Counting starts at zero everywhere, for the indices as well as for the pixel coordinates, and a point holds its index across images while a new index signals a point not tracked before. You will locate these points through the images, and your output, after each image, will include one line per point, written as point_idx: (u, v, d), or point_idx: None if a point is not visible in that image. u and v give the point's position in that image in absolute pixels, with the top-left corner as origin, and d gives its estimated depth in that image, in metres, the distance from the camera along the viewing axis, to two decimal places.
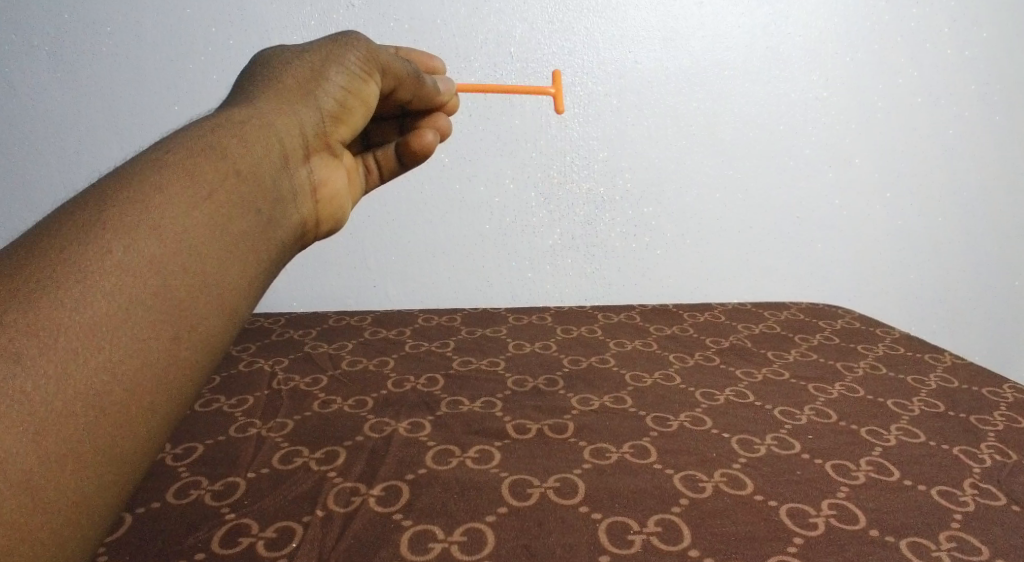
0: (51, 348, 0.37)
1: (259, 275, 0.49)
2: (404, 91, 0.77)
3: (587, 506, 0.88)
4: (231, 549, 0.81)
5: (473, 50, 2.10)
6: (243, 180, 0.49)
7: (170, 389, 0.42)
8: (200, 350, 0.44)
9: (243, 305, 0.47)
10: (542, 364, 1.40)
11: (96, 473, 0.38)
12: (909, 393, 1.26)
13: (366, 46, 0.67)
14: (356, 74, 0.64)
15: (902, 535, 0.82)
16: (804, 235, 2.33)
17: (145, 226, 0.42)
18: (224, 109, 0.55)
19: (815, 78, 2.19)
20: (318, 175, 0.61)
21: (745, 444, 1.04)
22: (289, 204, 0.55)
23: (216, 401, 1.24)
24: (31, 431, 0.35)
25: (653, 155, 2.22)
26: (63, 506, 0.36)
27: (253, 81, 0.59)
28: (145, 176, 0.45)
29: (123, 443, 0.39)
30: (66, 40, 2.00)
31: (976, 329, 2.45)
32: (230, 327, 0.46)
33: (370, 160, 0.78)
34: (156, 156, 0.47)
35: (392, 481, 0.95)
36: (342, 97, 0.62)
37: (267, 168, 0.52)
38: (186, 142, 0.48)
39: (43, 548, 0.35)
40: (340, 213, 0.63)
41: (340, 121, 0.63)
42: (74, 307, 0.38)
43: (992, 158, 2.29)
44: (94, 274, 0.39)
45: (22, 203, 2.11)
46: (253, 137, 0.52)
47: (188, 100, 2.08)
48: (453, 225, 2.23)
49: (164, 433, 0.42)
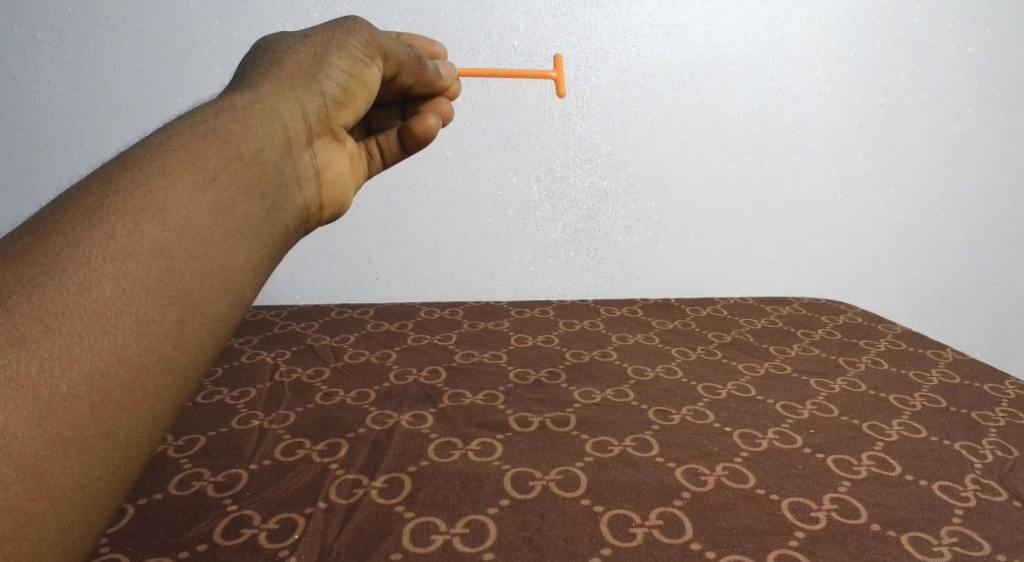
0: (55, 332, 0.37)
1: (262, 259, 0.49)
2: (405, 76, 0.76)
3: (590, 499, 0.88)
4: (232, 540, 0.81)
5: (477, 44, 2.09)
6: (246, 165, 0.49)
7: (176, 372, 0.41)
8: (205, 333, 0.43)
9: (248, 289, 0.47)
10: (544, 358, 1.40)
11: (103, 455, 0.38)
12: (911, 389, 1.26)
13: (367, 31, 0.67)
14: (357, 59, 0.64)
15: (904, 530, 0.83)
16: (805, 231, 2.32)
17: (147, 211, 0.42)
18: (225, 94, 0.54)
19: (818, 74, 2.19)
20: (321, 160, 0.61)
21: (747, 438, 1.05)
22: (292, 190, 0.54)
23: (218, 393, 1.24)
24: (34, 415, 0.35)
25: (656, 150, 2.22)
26: (68, 489, 0.36)
27: (255, 66, 0.58)
28: (148, 161, 0.45)
29: (128, 427, 0.39)
30: (68, 32, 2.00)
31: (977, 327, 2.45)
32: (234, 310, 0.46)
33: (372, 144, 0.79)
34: (159, 141, 0.47)
35: (395, 473, 0.95)
36: (344, 82, 0.62)
37: (270, 153, 0.52)
38: (188, 128, 0.48)
39: (50, 531, 0.35)
40: (343, 197, 0.63)
41: (342, 106, 0.63)
42: (77, 292, 0.38)
43: (993, 157, 2.28)
44: (98, 259, 0.39)
45: (23, 195, 2.11)
46: (256, 122, 0.51)
47: (190, 92, 2.08)
48: (454, 218, 2.23)
49: (171, 416, 0.42)
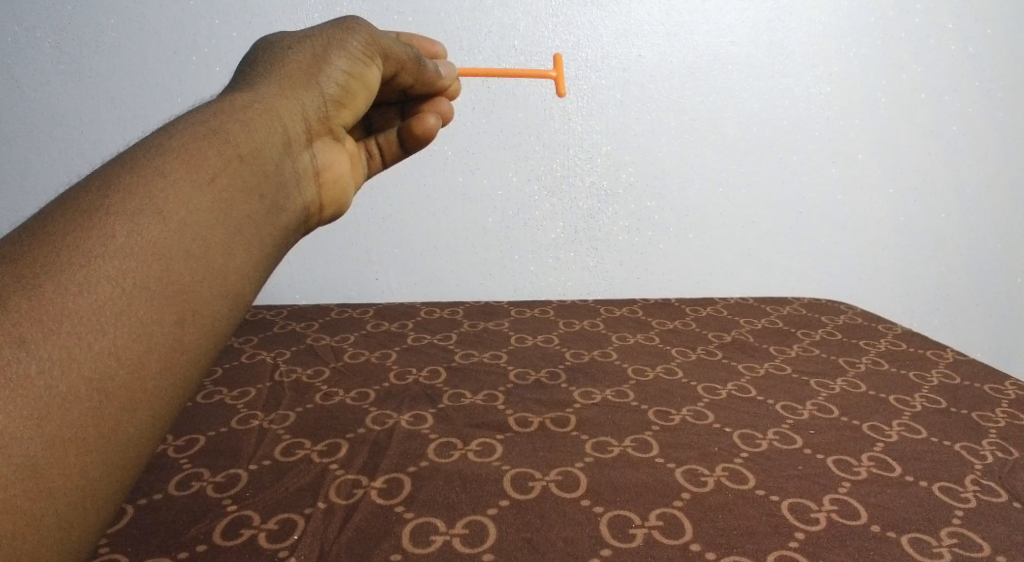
0: (55, 332, 0.37)
1: (262, 259, 0.49)
2: (405, 75, 0.76)
3: (590, 500, 0.88)
4: (232, 541, 0.81)
5: (477, 43, 2.09)
6: (246, 165, 0.49)
7: (175, 373, 0.41)
8: (205, 333, 0.43)
9: (248, 289, 0.47)
10: (544, 358, 1.40)
11: (103, 456, 0.38)
12: (911, 389, 1.25)
13: (367, 31, 0.67)
14: (357, 58, 0.64)
15: (904, 531, 0.83)
16: (806, 230, 2.32)
17: (147, 211, 0.42)
18: (225, 94, 0.54)
19: (819, 73, 2.18)
20: (321, 159, 0.61)
21: (747, 439, 1.05)
22: (292, 190, 0.54)
23: (218, 393, 1.24)
24: (34, 416, 0.35)
25: (656, 149, 2.22)
26: (67, 490, 0.36)
27: (255, 66, 0.58)
28: (148, 161, 0.45)
29: (127, 428, 0.39)
30: (67, 32, 2.00)
31: (978, 326, 2.45)
32: (234, 310, 0.46)
33: (372, 144, 0.79)
34: (159, 141, 0.47)
35: (395, 473, 0.95)
36: (344, 82, 0.62)
37: (270, 152, 0.52)
38: (188, 128, 0.48)
39: (50, 532, 0.35)
40: (343, 196, 0.63)
41: (342, 105, 0.63)
42: (76, 292, 0.38)
43: (995, 156, 2.28)
44: (97, 259, 0.39)
45: (22, 194, 2.11)
46: (256, 121, 0.51)
47: (189, 91, 2.08)
48: (454, 218, 2.23)
49: (171, 416, 0.42)
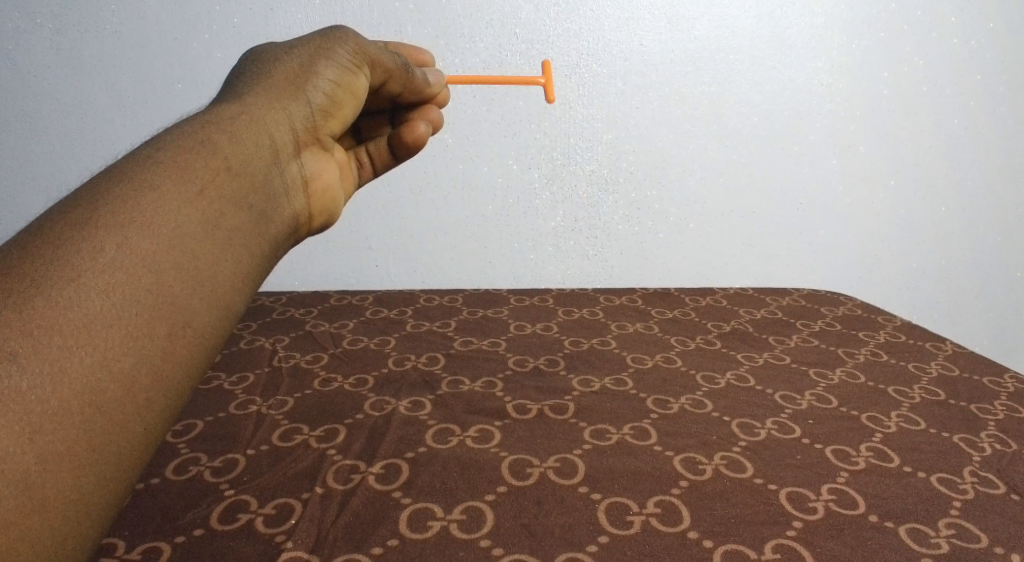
0: (45, 347, 0.36)
1: (253, 271, 0.48)
2: (393, 84, 0.76)
3: (587, 486, 0.88)
4: (231, 524, 0.82)
5: (478, 31, 2.07)
6: (234, 176, 0.48)
7: (166, 385, 0.41)
8: (194, 346, 0.43)
9: (238, 301, 0.47)
10: (544, 345, 1.40)
11: (97, 469, 0.37)
12: (910, 381, 1.26)
13: (354, 40, 0.66)
14: (345, 68, 0.63)
15: (902, 521, 0.83)
16: (806, 220, 2.31)
17: (134, 223, 0.42)
18: (214, 105, 0.54)
19: (820, 64, 2.17)
20: (310, 169, 0.60)
21: (746, 428, 1.05)
22: (282, 200, 0.54)
23: (216, 378, 1.24)
24: (27, 431, 0.35)
25: (657, 138, 2.20)
26: (62, 505, 0.36)
27: (242, 77, 0.58)
28: (138, 176, 0.44)
29: (121, 440, 0.39)
30: (69, 17, 1.98)
31: (979, 319, 2.44)
32: (224, 323, 0.45)
33: (362, 153, 0.79)
34: (148, 154, 0.46)
35: (393, 459, 0.95)
36: (331, 91, 0.61)
37: (259, 163, 0.51)
38: (175, 140, 0.47)
39: (43, 547, 0.35)
40: (332, 206, 0.63)
41: (329, 115, 0.62)
42: (65, 307, 0.37)
43: (997, 148, 2.27)
44: (86, 273, 0.39)
45: (21, 181, 2.10)
46: (244, 132, 0.51)
47: (191, 77, 2.06)
48: (454, 205, 2.22)
49: (163, 428, 0.42)
